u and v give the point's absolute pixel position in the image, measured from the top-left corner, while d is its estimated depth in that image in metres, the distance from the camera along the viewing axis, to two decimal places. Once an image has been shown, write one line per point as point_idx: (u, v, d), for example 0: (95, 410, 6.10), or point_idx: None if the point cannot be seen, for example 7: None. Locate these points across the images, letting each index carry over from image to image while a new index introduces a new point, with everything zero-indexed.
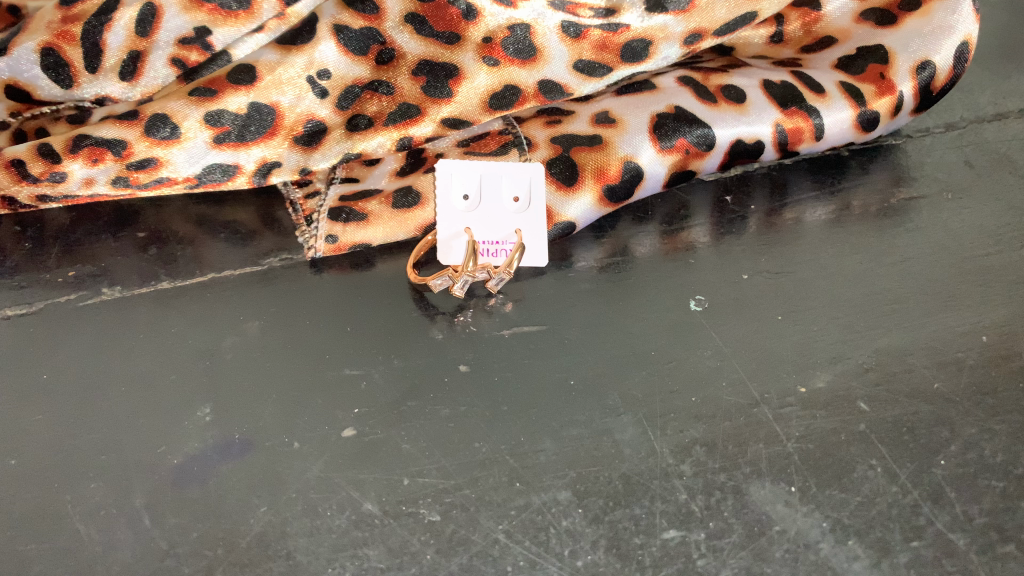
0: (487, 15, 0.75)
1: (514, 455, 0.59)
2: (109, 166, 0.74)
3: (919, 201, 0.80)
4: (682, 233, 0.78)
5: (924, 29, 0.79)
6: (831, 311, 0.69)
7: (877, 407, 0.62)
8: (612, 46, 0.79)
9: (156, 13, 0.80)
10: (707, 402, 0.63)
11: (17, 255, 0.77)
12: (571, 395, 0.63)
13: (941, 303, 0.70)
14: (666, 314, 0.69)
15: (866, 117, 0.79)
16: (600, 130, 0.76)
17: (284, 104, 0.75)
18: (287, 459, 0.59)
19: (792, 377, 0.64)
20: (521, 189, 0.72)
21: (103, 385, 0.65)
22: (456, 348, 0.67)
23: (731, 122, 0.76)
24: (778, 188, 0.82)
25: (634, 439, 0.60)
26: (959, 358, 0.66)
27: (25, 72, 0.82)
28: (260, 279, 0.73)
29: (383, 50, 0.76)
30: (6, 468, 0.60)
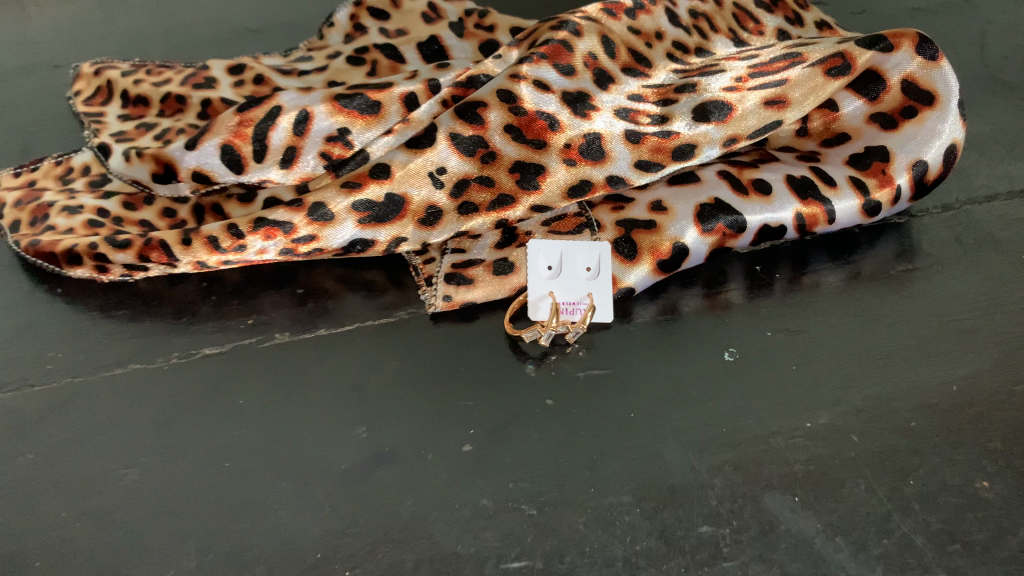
0: (568, 127, 0.99)
1: (589, 469, 0.80)
2: (279, 241, 0.98)
3: (914, 272, 0.99)
4: (720, 296, 0.98)
5: (919, 133, 0.98)
6: (835, 363, 0.89)
7: (865, 439, 0.81)
8: (665, 149, 1.00)
9: (309, 117, 1.05)
10: (735, 432, 0.83)
11: (207, 305, 1.01)
12: (631, 425, 0.84)
13: (923, 357, 0.89)
14: (705, 362, 0.90)
15: (870, 205, 0.98)
16: (655, 216, 0.97)
17: (412, 194, 0.99)
18: (423, 467, 0.81)
19: (801, 415, 0.84)
20: (593, 262, 0.94)
21: (285, 409, 0.88)
22: (543, 386, 0.89)
23: (761, 211, 0.96)
24: (800, 259, 1.02)
25: (678, 459, 0.81)
26: (932, 403, 0.84)
27: (208, 162, 1.06)
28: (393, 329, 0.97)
29: (486, 153, 0.99)
30: (223, 468, 0.83)
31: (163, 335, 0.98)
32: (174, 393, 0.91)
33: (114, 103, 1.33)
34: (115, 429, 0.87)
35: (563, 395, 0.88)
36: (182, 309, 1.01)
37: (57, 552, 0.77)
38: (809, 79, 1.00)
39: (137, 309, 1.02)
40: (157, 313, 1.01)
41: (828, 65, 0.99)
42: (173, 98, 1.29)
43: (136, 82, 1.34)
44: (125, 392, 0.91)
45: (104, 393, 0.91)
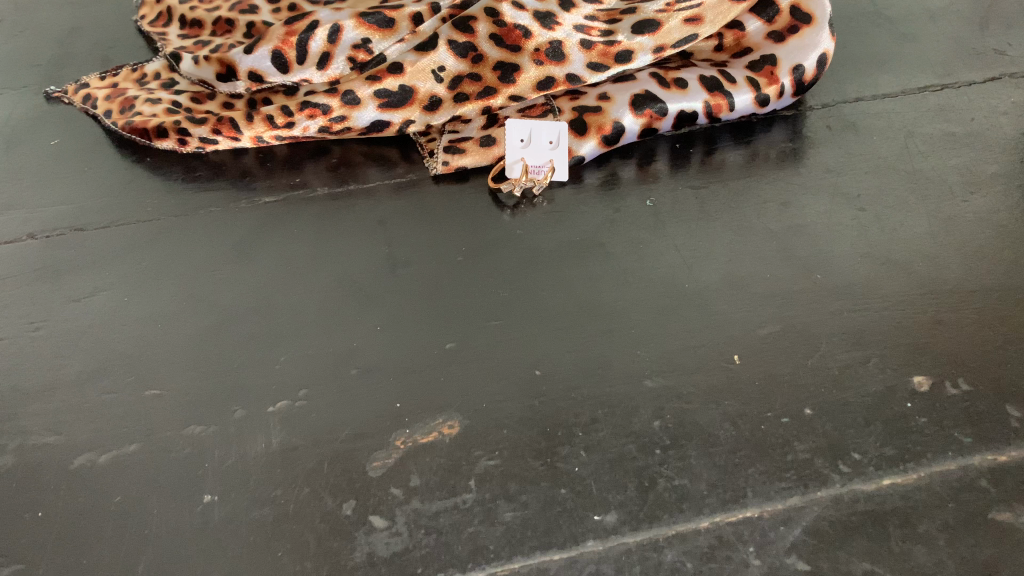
0: (537, 35, 1.31)
1: (545, 271, 1.14)
2: (319, 119, 1.31)
3: (793, 150, 1.32)
4: (650, 164, 1.32)
5: (800, 45, 1.31)
6: (729, 207, 1.22)
7: (740, 252, 1.14)
8: (610, 54, 1.32)
9: (340, 29, 1.36)
10: (649, 248, 1.16)
11: (264, 170, 1.34)
12: (577, 245, 1.18)
13: (790, 203, 1.22)
14: (633, 209, 1.24)
15: (761, 98, 1.32)
16: (601, 103, 1.30)
17: (419, 85, 1.31)
18: (427, 271, 1.15)
19: (697, 238, 1.17)
20: (555, 137, 1.26)
21: (327, 237, 1.21)
22: (515, 223, 1.23)
23: (679, 100, 1.29)
24: (710, 140, 1.35)
25: (608, 264, 1.14)
26: (791, 231, 1.17)
27: (263, 63, 1.39)
28: (406, 185, 1.30)
29: (475, 55, 1.32)
30: (285, 271, 1.16)
31: (232, 190, 1.31)
32: (246, 226, 1.24)
33: (174, 26, 1.65)
34: (205, 248, 1.20)
35: (530, 228, 1.22)
36: (245, 173, 1.34)
37: (170, 321, 1.10)
38: (718, 5, 1.32)
39: (209, 173, 1.34)
40: (225, 175, 1.34)
41: None
42: (223, 21, 1.61)
43: (191, 8, 1.65)
44: (210, 225, 1.24)
45: (194, 225, 1.24)
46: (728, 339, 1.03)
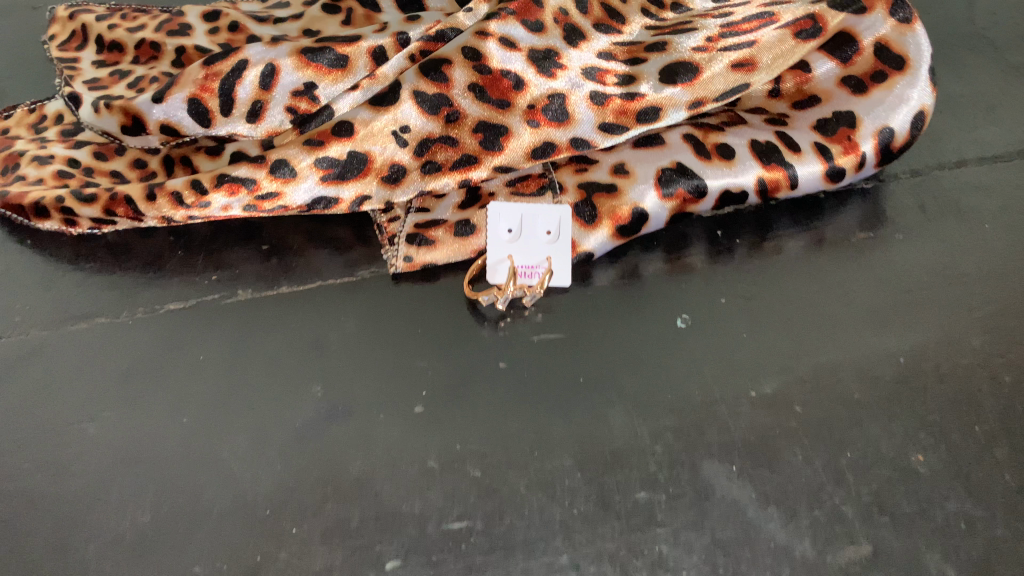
0: (532, 87, 0.98)
1: (535, 431, 0.82)
2: (242, 197, 0.98)
3: (875, 240, 0.98)
4: (681, 259, 0.99)
5: (887, 99, 0.97)
6: (790, 330, 0.90)
7: (808, 409, 0.82)
8: (629, 111, 0.99)
9: (275, 71, 1.04)
10: (680, 399, 0.84)
11: (174, 260, 1.03)
12: (580, 388, 0.85)
13: (875, 328, 0.89)
14: (658, 330, 0.91)
15: (833, 170, 0.98)
16: (616, 180, 0.97)
17: (375, 151, 0.99)
18: (375, 425, 0.83)
19: (747, 383, 0.85)
20: (553, 225, 0.94)
21: (245, 368, 0.89)
22: (498, 350, 0.90)
23: (721, 175, 0.96)
24: (763, 225, 1.02)
25: (624, 425, 0.82)
26: (878, 374, 0.85)
27: (175, 115, 1.06)
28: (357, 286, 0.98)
29: (450, 111, 0.98)
30: (181, 423, 0.85)
31: (131, 288, 0.99)
32: (136, 346, 0.92)
33: (89, 49, 1.33)
34: (75, 381, 0.89)
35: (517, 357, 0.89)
36: (150, 263, 1.03)
37: (13, 505, 0.79)
38: (777, 43, 0.98)
39: (105, 262, 1.03)
40: (126, 267, 1.03)
41: (799, 27, 0.98)
42: (148, 45, 1.29)
43: (111, 27, 1.33)
44: (91, 343, 0.93)
45: (69, 343, 0.93)
46: (792, 564, 0.72)
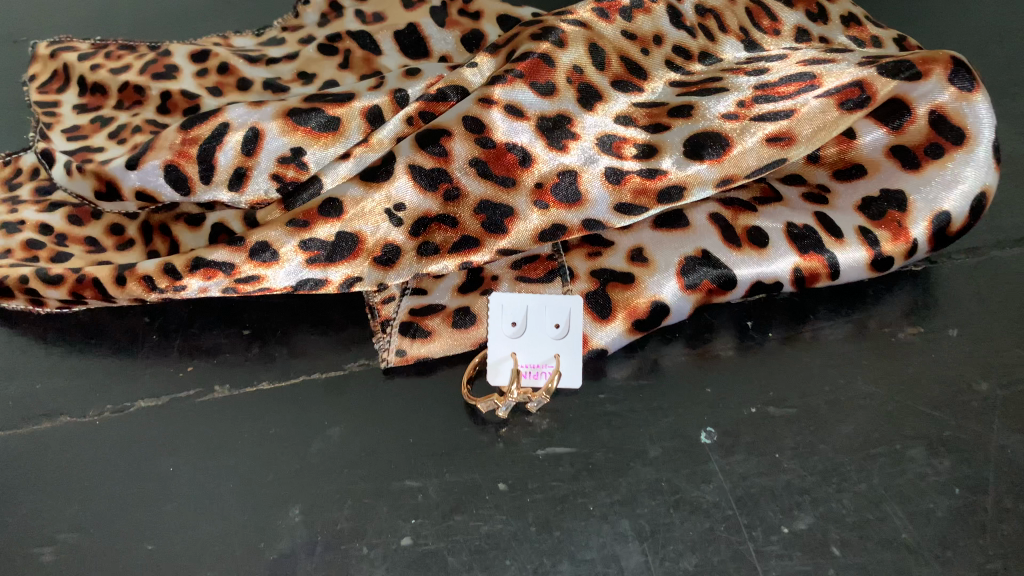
0: (541, 162, 0.89)
1: (537, 575, 0.72)
2: (220, 281, 0.87)
3: (924, 336, 0.88)
4: (706, 353, 0.89)
5: (942, 179, 0.86)
6: (828, 450, 0.79)
7: (848, 553, 0.72)
8: (649, 191, 0.89)
9: (260, 136, 0.95)
10: (703, 536, 0.74)
11: (148, 345, 0.94)
12: (589, 518, 0.75)
13: (926, 449, 0.79)
14: (678, 442, 0.80)
15: (879, 259, 0.87)
16: (633, 268, 0.87)
17: (366, 231, 0.88)
18: (357, 563, 0.74)
19: (778, 516, 0.75)
20: (562, 317, 0.84)
21: (217, 483, 0.80)
22: (498, 467, 0.80)
23: (752, 265, 0.85)
24: (797, 315, 0.92)
25: (638, 568, 0.72)
26: (930, 509, 0.75)
27: (152, 182, 0.96)
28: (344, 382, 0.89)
29: (449, 188, 0.89)
30: (145, 552, 0.76)
31: (99, 380, 0.91)
32: (100, 453, 0.84)
33: (71, 91, 1.23)
34: (30, 495, 0.81)
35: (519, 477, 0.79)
36: (122, 348, 0.94)
37: None
38: (819, 114, 0.87)
39: (74, 344, 0.95)
40: (96, 351, 0.94)
41: (844, 95, 0.86)
42: (131, 89, 1.18)
43: (93, 68, 1.23)
44: (51, 448, 0.85)
45: (27, 447, 0.85)
46: None
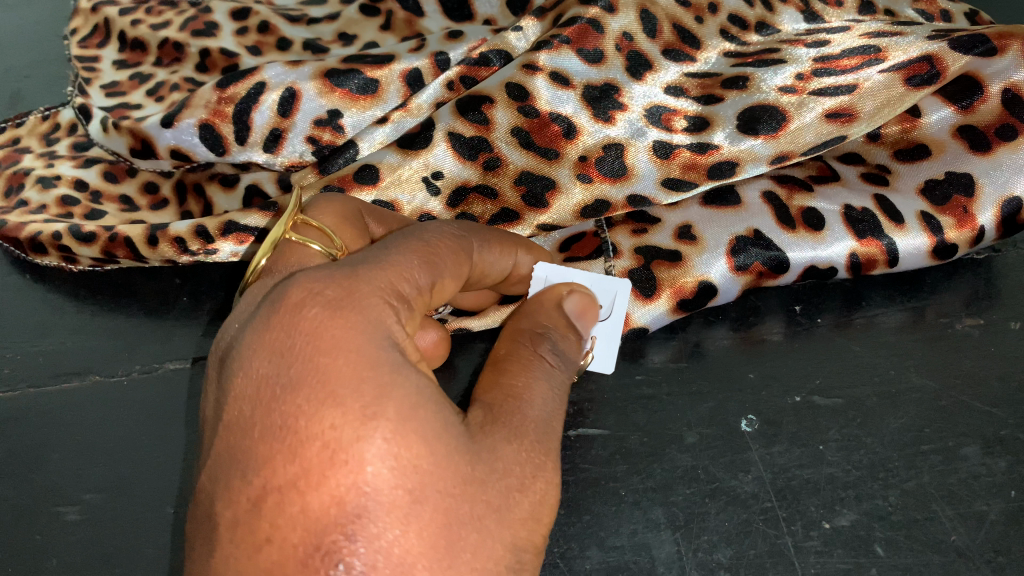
0: (586, 135, 0.85)
1: (564, 560, 0.69)
2: (252, 247, 0.86)
3: (984, 329, 0.84)
4: (752, 336, 0.85)
5: (1014, 162, 0.81)
6: (876, 445, 0.75)
7: (892, 553, 0.68)
8: (699, 166, 0.84)
9: (296, 96, 0.92)
10: (740, 528, 0.70)
11: (178, 307, 0.93)
12: (621, 504, 0.73)
13: (980, 447, 0.75)
14: (718, 428, 0.77)
15: (942, 245, 0.82)
16: (680, 246, 0.82)
17: (403, 201, 0.85)
18: None
19: (819, 511, 0.71)
20: (606, 302, 0.75)
21: None
22: None
23: (805, 249, 0.81)
24: (850, 300, 0.87)
25: (668, 558, 0.69)
26: (982, 512, 0.71)
27: (186, 140, 0.94)
28: (313, 251, 0.57)
29: (490, 158, 0.85)
30: (165, 514, 0.75)
31: (129, 340, 0.90)
32: (127, 414, 0.83)
33: (111, 46, 1.22)
34: (55, 454, 0.80)
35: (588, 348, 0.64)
36: (153, 308, 0.93)
37: None
38: (884, 89, 0.82)
39: (106, 303, 0.94)
40: (126, 311, 0.93)
41: (911, 71, 0.81)
42: (170, 45, 1.16)
43: (133, 24, 1.20)
44: (78, 408, 0.84)
45: (57, 406, 0.84)
46: None
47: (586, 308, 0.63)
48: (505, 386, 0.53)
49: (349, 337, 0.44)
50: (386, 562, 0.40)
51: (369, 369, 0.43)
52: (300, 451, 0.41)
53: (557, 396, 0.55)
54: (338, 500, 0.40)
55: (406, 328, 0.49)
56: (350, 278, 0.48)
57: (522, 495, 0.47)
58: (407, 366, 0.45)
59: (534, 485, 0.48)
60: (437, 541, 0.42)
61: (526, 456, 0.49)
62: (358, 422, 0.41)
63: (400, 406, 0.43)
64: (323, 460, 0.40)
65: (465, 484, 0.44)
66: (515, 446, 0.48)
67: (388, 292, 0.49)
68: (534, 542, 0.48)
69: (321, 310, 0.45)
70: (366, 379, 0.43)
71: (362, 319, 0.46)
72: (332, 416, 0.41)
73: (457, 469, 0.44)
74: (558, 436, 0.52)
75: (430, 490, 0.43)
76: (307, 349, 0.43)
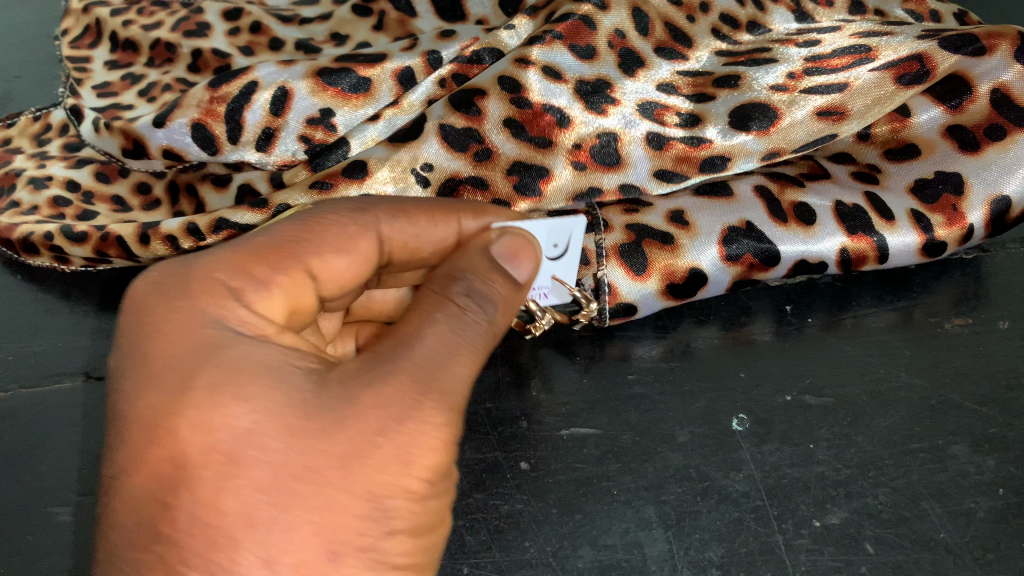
0: (578, 124, 0.85)
1: (556, 559, 0.69)
2: None
3: (972, 327, 0.85)
4: (742, 336, 0.86)
5: (1001, 162, 0.82)
6: (866, 443, 0.76)
7: (882, 551, 0.69)
8: (692, 159, 0.85)
9: (288, 95, 0.92)
10: (731, 526, 0.71)
11: None
12: (613, 502, 0.73)
13: (969, 446, 0.75)
14: (709, 427, 0.78)
15: (931, 243, 0.83)
16: (672, 228, 0.82)
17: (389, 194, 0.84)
18: None
19: (809, 509, 0.72)
20: (562, 238, 0.72)
21: None
22: (521, 446, 0.78)
23: (797, 243, 0.82)
24: (840, 300, 0.88)
25: (660, 556, 0.69)
26: (970, 509, 0.71)
27: (179, 140, 0.93)
28: None
29: (481, 148, 0.85)
30: None
31: None
32: None
33: (102, 47, 1.22)
34: (45, 455, 0.80)
35: (523, 290, 0.59)
36: None
37: None
38: (874, 87, 0.83)
39: (98, 304, 0.94)
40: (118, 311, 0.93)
41: (901, 69, 0.82)
42: (162, 45, 1.15)
43: (125, 24, 1.20)
44: (68, 408, 0.84)
45: (48, 406, 0.84)
46: None
47: (517, 249, 0.60)
48: (393, 334, 0.51)
49: (180, 322, 0.48)
50: (208, 522, 0.41)
51: (192, 346, 0.46)
52: (129, 432, 0.45)
53: (457, 338, 0.51)
54: (179, 476, 0.42)
55: (256, 301, 0.50)
56: (190, 266, 0.51)
57: (387, 439, 0.45)
58: (235, 337, 0.47)
59: (406, 425, 0.46)
60: (265, 496, 0.42)
61: (398, 393, 0.47)
62: (179, 398, 0.44)
63: (252, 389, 0.45)
64: (147, 437, 0.44)
65: (298, 435, 0.44)
66: (382, 391, 0.46)
67: (228, 269, 0.51)
68: (409, 489, 0.46)
69: (161, 301, 0.49)
70: (189, 356, 0.46)
71: (198, 300, 0.49)
72: (154, 394, 0.45)
73: (294, 422, 0.44)
74: (447, 378, 0.49)
75: (277, 461, 0.43)
76: (144, 340, 0.48)
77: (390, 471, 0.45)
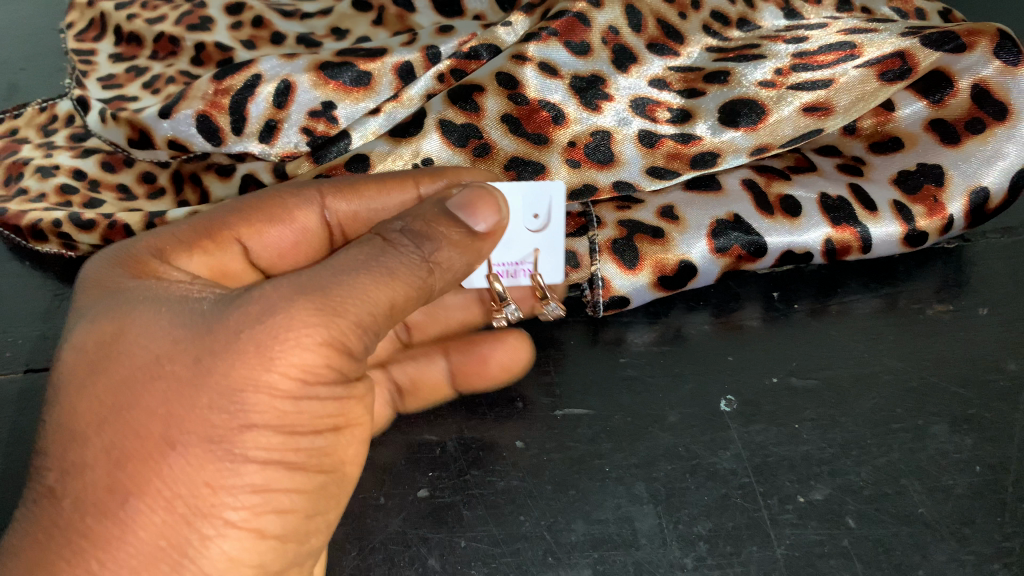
0: (573, 122, 0.88)
1: (551, 532, 0.72)
2: None
3: (954, 314, 0.88)
4: (732, 322, 0.89)
5: (981, 153, 0.85)
6: (849, 423, 0.79)
7: (864, 525, 0.71)
8: (683, 156, 0.87)
9: (291, 89, 0.95)
10: (719, 501, 0.73)
11: None
12: (605, 479, 0.76)
13: (948, 425, 0.78)
14: (698, 408, 0.81)
15: (912, 234, 0.85)
16: (662, 223, 0.85)
17: None
18: (373, 512, 0.74)
19: (794, 485, 0.74)
20: (541, 208, 0.76)
21: None
22: (517, 426, 0.80)
23: (783, 234, 0.84)
24: (826, 288, 0.91)
25: (650, 530, 0.72)
26: (949, 485, 0.74)
27: (183, 131, 0.95)
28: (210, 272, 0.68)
29: (479, 144, 0.87)
30: None
31: None
32: None
33: (106, 40, 1.24)
34: None
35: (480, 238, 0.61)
36: None
37: None
38: (859, 83, 0.86)
39: None
40: None
41: (884, 66, 0.85)
42: (165, 39, 1.18)
43: (129, 18, 1.22)
44: None
45: None
46: None
47: (476, 200, 0.61)
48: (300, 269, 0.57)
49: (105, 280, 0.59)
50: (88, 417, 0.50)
51: (107, 292, 0.57)
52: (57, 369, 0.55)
53: (352, 260, 0.56)
54: (78, 369, 0.52)
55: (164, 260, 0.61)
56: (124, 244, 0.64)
57: (250, 333, 0.51)
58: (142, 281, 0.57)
59: (270, 321, 0.51)
60: (137, 390, 0.50)
61: (271, 295, 0.52)
62: (91, 331, 0.54)
63: (147, 307, 0.54)
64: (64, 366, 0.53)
65: (174, 343, 0.51)
66: (259, 299, 0.53)
67: (150, 241, 0.63)
68: (280, 383, 0.51)
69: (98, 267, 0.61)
70: (103, 300, 0.57)
71: (123, 262, 0.60)
72: (74, 330, 0.55)
73: (175, 335, 0.52)
74: (326, 286, 0.54)
75: (155, 359, 0.51)
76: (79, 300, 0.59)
77: (246, 364, 0.50)
